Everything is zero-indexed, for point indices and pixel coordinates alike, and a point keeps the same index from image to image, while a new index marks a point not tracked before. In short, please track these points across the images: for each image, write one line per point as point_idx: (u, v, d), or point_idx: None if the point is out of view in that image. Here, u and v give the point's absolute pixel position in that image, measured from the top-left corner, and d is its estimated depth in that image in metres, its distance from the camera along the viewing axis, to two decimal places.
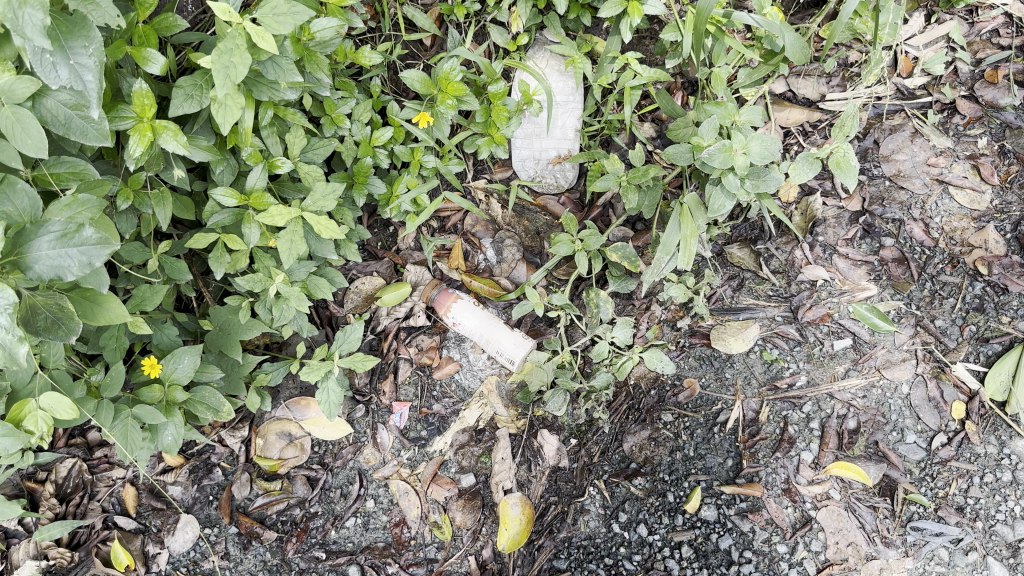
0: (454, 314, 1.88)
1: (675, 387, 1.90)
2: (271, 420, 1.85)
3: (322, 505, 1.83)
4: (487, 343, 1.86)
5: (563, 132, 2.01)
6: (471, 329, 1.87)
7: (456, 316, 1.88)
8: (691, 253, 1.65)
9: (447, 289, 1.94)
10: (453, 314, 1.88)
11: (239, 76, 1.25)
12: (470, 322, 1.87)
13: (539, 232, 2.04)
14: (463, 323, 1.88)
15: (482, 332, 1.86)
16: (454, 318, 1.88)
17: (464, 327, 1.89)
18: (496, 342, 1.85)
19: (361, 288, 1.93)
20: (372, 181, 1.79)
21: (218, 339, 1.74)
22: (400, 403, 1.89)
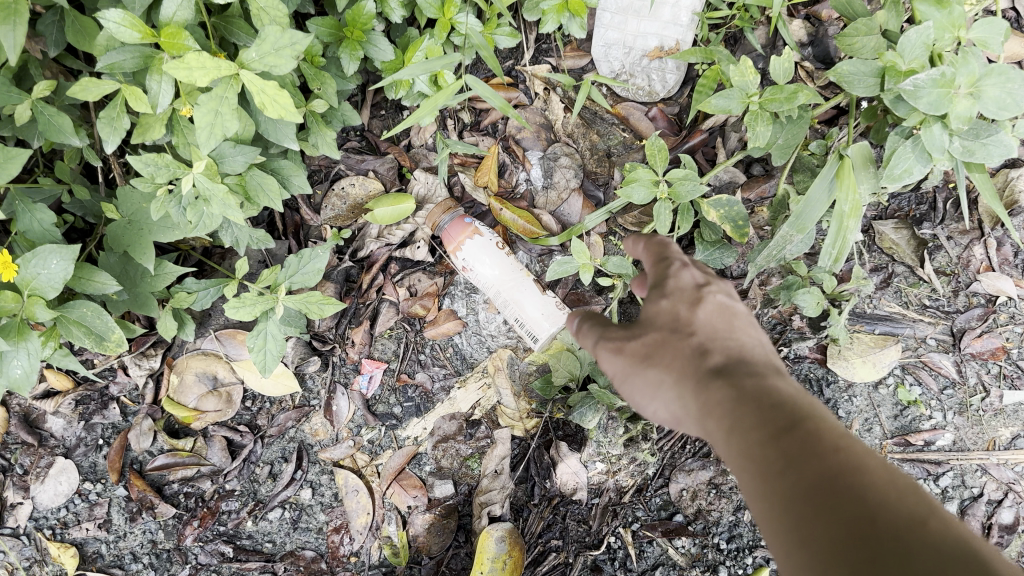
0: (466, 255, 1.31)
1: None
2: (194, 353, 1.34)
3: (242, 483, 1.34)
4: (504, 305, 1.30)
5: (673, 13, 1.36)
6: (486, 281, 1.30)
7: (469, 259, 1.31)
8: (845, 252, 1.04)
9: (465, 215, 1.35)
10: (464, 256, 1.31)
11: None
12: (485, 271, 1.30)
13: (610, 154, 1.43)
14: (476, 270, 1.31)
15: (499, 290, 1.29)
16: (466, 260, 1.31)
17: (478, 276, 1.32)
18: (516, 306, 1.29)
19: (348, 192, 1.40)
20: (372, 40, 1.18)
21: (125, 234, 1.22)
22: (372, 363, 1.36)
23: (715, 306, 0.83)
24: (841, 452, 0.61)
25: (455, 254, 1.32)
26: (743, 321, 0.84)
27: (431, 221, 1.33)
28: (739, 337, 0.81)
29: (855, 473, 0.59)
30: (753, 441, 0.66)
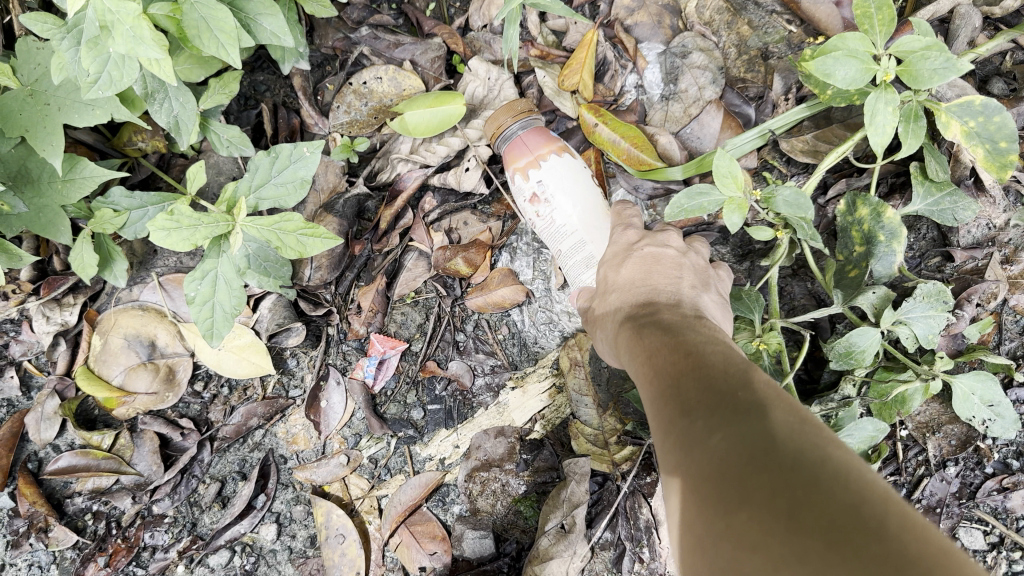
0: (544, 178, 0.82)
1: (998, 477, 0.81)
2: (126, 308, 0.90)
3: (177, 507, 0.90)
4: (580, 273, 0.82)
5: None
6: (569, 225, 0.81)
7: (547, 186, 0.82)
8: None
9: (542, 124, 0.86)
10: (541, 180, 0.82)
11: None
12: (567, 206, 0.82)
13: (769, 53, 0.92)
14: (555, 204, 0.82)
15: (586, 240, 0.81)
16: (542, 188, 0.82)
17: (552, 220, 0.82)
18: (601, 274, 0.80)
19: (371, 88, 0.94)
20: None
21: (18, 110, 0.79)
22: (388, 341, 0.90)
23: (642, 258, 0.67)
24: (695, 356, 0.49)
25: (524, 177, 0.83)
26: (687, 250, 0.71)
27: (494, 124, 0.83)
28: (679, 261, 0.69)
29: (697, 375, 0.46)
30: (632, 357, 0.56)
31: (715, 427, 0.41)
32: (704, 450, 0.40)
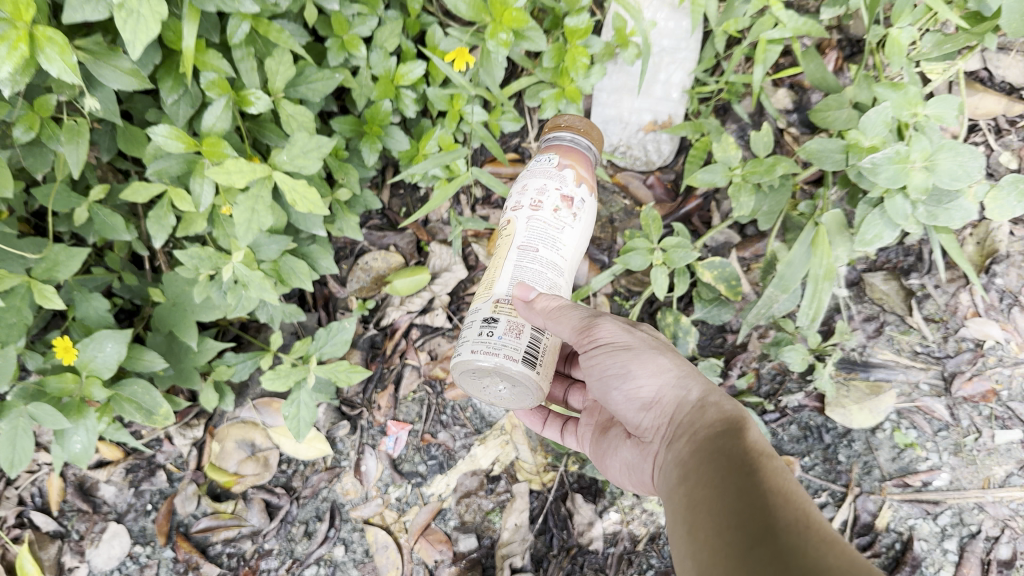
0: (576, 190, 1.00)
1: None
2: (233, 422, 1.47)
3: (280, 542, 1.43)
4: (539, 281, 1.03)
5: (665, 90, 1.48)
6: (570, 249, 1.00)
7: (573, 198, 1.00)
8: (821, 310, 1.14)
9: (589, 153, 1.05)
10: (575, 191, 1.00)
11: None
12: (565, 218, 0.99)
13: (613, 220, 1.55)
14: (563, 210, 0.99)
15: (547, 253, 0.98)
16: (566, 196, 0.99)
17: (563, 236, 1.00)
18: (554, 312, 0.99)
19: (371, 266, 1.52)
20: (389, 133, 1.34)
21: (169, 317, 1.34)
22: (397, 425, 1.48)
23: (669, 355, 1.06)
24: (770, 480, 0.76)
25: (565, 177, 1.00)
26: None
27: (572, 128, 1.04)
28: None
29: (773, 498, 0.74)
30: (720, 460, 0.83)
31: (791, 492, 0.74)
32: (787, 514, 0.72)
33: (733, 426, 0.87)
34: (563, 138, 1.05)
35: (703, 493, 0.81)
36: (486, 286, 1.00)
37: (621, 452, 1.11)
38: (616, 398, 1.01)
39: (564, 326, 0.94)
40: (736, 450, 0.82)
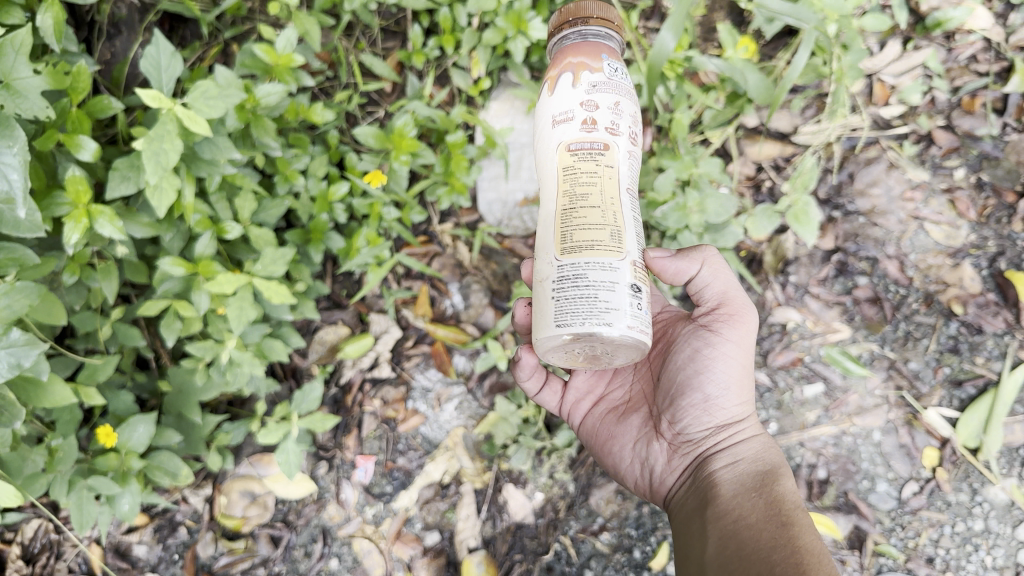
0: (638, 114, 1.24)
1: None
2: (234, 477, 1.85)
3: (286, 564, 1.83)
4: (730, 283, 1.42)
5: (530, 174, 1.98)
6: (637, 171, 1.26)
7: (639, 123, 1.24)
8: None
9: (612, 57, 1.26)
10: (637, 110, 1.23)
11: (165, 94, 1.37)
12: (639, 146, 1.24)
13: (507, 275, 2.02)
14: (642, 137, 1.24)
15: (636, 187, 1.23)
16: (639, 123, 1.23)
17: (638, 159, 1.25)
18: (712, 275, 1.41)
19: (325, 339, 1.94)
20: (329, 237, 1.77)
21: (177, 401, 1.74)
22: (364, 458, 1.89)
23: None
24: (807, 529, 1.21)
25: (637, 104, 1.22)
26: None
27: (609, 23, 1.22)
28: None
29: (810, 541, 1.19)
30: (773, 496, 1.27)
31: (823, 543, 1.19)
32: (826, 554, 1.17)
33: (775, 465, 1.34)
34: (606, 41, 1.22)
35: (760, 500, 1.27)
36: (612, 220, 1.16)
37: (638, 442, 1.51)
38: (693, 399, 1.40)
39: (717, 283, 1.42)
40: (782, 483, 1.30)
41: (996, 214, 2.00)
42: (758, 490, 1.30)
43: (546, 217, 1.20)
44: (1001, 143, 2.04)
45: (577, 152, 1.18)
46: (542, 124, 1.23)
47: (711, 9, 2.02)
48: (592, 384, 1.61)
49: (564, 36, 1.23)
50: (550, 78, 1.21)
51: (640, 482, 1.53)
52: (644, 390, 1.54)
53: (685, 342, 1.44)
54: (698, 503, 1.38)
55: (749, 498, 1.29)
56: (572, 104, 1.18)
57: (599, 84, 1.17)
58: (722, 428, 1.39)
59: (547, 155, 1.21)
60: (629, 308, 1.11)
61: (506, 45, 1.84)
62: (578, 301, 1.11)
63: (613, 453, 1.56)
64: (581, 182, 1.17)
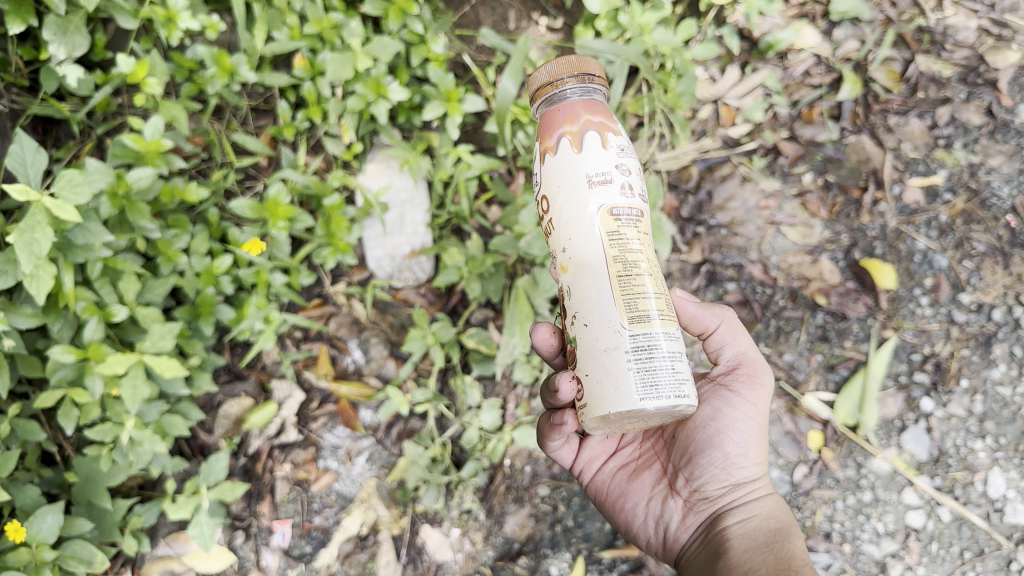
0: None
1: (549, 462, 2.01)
2: (152, 559, 1.90)
3: None
4: (746, 344, 1.53)
5: (413, 228, 2.11)
6: None
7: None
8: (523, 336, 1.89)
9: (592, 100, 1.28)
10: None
11: (34, 186, 1.44)
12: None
13: (404, 325, 2.11)
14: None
15: None
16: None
17: None
18: (731, 335, 1.53)
19: (229, 412, 2.00)
20: (218, 309, 1.88)
21: (85, 490, 1.77)
22: (281, 522, 1.95)
23: None
24: None
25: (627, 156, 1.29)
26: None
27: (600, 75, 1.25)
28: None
29: None
30: (785, 552, 1.35)
31: None
32: None
33: (786, 527, 1.42)
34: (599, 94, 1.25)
35: (769, 555, 1.35)
36: (657, 283, 1.23)
37: (652, 499, 1.58)
38: (713, 456, 1.47)
39: (738, 344, 1.53)
40: (792, 542, 1.39)
41: (844, 210, 2.18)
42: (767, 546, 1.37)
43: (597, 283, 1.20)
44: (840, 146, 2.23)
45: (619, 216, 1.21)
46: (565, 182, 1.21)
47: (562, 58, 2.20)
48: (606, 441, 1.67)
49: (563, 90, 1.23)
50: (570, 135, 1.21)
51: (651, 537, 1.59)
52: (659, 447, 1.61)
53: (706, 397, 1.52)
54: (709, 558, 1.45)
55: (760, 553, 1.37)
56: (608, 166, 1.20)
57: (624, 147, 1.23)
58: (737, 486, 1.47)
59: (584, 218, 1.20)
60: (675, 376, 1.17)
61: (369, 110, 1.96)
62: (652, 374, 1.16)
63: (627, 509, 1.62)
64: (630, 243, 1.21)
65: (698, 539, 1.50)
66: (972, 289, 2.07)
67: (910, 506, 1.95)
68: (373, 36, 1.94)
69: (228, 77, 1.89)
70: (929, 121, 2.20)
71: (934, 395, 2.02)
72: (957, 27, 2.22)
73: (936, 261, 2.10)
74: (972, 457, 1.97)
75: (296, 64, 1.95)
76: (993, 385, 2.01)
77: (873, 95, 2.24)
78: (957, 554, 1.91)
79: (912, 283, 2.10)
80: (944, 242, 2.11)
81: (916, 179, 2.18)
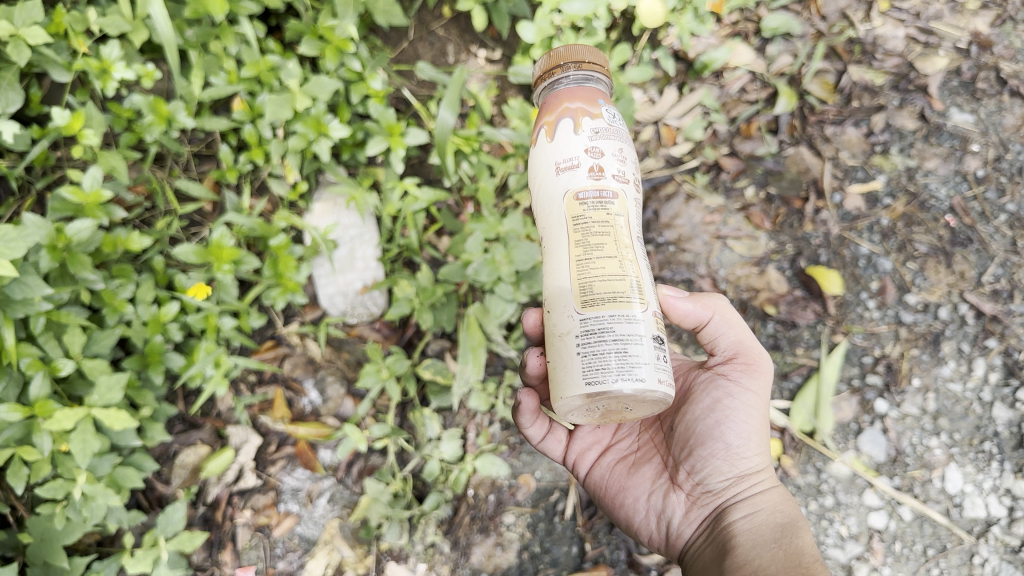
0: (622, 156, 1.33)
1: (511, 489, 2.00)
2: None
3: None
4: (743, 333, 1.54)
5: (364, 264, 2.09)
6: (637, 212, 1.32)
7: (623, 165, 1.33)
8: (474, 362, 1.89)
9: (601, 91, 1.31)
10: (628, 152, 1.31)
11: None
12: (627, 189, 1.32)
13: (360, 362, 2.11)
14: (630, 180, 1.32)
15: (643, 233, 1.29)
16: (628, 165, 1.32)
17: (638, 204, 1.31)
18: (725, 325, 1.54)
19: (186, 461, 1.99)
20: (167, 358, 1.86)
21: (41, 550, 1.73)
22: (244, 569, 1.95)
23: None
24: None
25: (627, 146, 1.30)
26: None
27: (603, 67, 1.30)
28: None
29: None
30: (794, 545, 1.38)
31: None
32: None
33: (791, 519, 1.44)
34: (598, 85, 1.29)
35: (778, 551, 1.37)
36: (621, 267, 1.22)
37: (653, 494, 1.58)
38: (715, 449, 1.46)
39: (731, 332, 1.53)
40: (798, 535, 1.41)
41: (787, 220, 2.22)
42: (775, 541, 1.39)
43: (558, 266, 1.25)
44: (780, 158, 2.27)
45: (584, 200, 1.23)
46: (542, 171, 1.28)
47: (502, 89, 2.23)
48: (599, 434, 1.67)
49: (561, 79, 1.29)
50: (547, 126, 1.28)
51: (653, 530, 1.60)
52: (658, 440, 1.61)
53: (703, 391, 1.51)
54: (715, 552, 1.46)
55: (768, 549, 1.38)
56: (577, 151, 1.24)
57: (599, 131, 1.25)
58: (741, 478, 1.47)
59: (554, 203, 1.26)
60: (654, 360, 1.17)
61: (311, 148, 1.95)
62: (596, 357, 1.17)
63: (626, 503, 1.62)
64: (598, 221, 1.23)
65: (703, 532, 1.51)
66: (917, 290, 2.11)
67: (871, 508, 1.97)
68: (310, 76, 1.95)
69: (165, 124, 1.89)
70: (865, 129, 2.26)
71: (887, 396, 2.05)
72: (886, 36, 2.29)
73: (880, 264, 2.14)
74: (929, 455, 2.00)
75: (235, 108, 1.95)
76: (944, 382, 2.04)
77: (809, 107, 2.29)
78: (920, 551, 1.93)
79: (859, 287, 2.14)
80: (887, 246, 2.16)
81: (856, 186, 2.22)
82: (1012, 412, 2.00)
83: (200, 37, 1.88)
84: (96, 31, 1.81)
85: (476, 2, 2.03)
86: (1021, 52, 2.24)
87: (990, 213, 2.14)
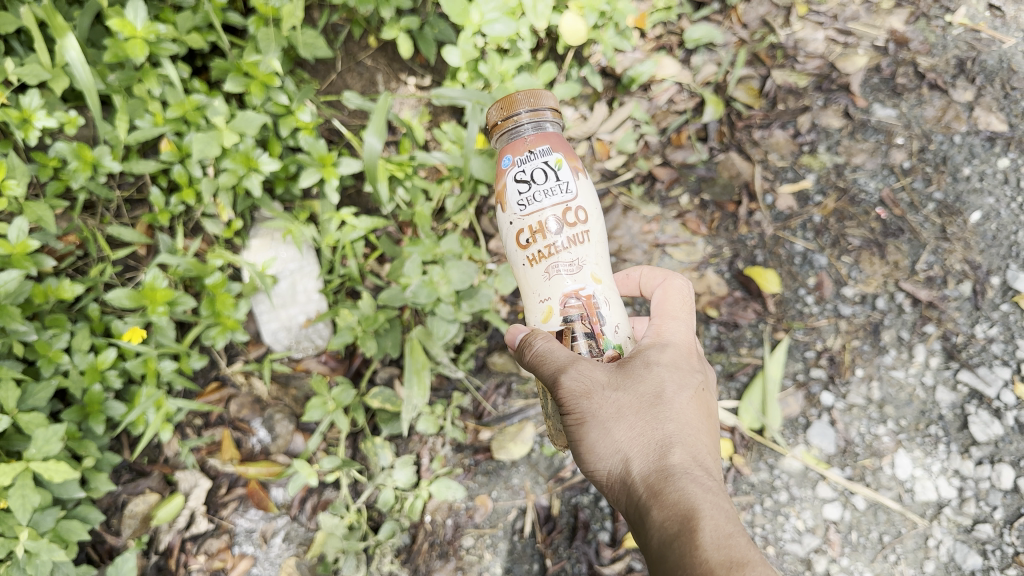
0: (518, 221, 1.30)
1: (469, 510, 1.99)
2: None
3: None
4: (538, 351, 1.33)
5: (306, 296, 2.07)
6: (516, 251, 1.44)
7: (519, 229, 1.31)
8: (418, 385, 1.90)
9: (507, 142, 1.32)
10: (508, 223, 1.33)
11: None
12: (520, 255, 1.33)
13: (308, 397, 2.09)
14: (516, 245, 1.32)
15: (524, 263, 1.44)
16: (516, 234, 1.32)
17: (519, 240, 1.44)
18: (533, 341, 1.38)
19: (136, 511, 1.94)
20: (108, 406, 1.83)
21: None
22: None
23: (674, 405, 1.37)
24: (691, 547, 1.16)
25: (506, 216, 1.33)
26: (707, 482, 1.25)
27: (500, 119, 1.32)
28: (695, 474, 1.26)
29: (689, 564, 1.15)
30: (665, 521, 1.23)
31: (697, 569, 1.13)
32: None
33: (681, 517, 1.20)
34: (514, 140, 1.31)
35: (660, 568, 1.19)
36: None
37: None
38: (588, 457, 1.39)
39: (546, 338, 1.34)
40: (680, 510, 1.20)
41: (723, 224, 2.27)
42: (658, 555, 1.21)
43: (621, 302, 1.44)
44: (712, 165, 2.32)
45: None
46: (580, 189, 1.31)
47: (435, 114, 2.25)
48: None
49: (519, 125, 1.31)
50: (557, 147, 1.29)
51: None
52: None
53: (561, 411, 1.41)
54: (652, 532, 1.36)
55: (656, 568, 1.22)
56: None
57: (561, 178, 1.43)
58: (618, 488, 1.32)
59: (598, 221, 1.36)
60: None
61: (242, 184, 1.94)
62: None
63: None
64: None
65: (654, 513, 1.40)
66: (853, 282, 2.15)
67: (825, 500, 2.00)
68: (237, 112, 1.94)
69: (91, 169, 1.88)
70: (793, 130, 2.30)
71: (832, 388, 2.09)
72: (806, 39, 2.34)
73: (816, 260, 2.18)
74: (878, 443, 2.02)
75: (164, 149, 1.93)
76: (887, 370, 2.07)
77: (736, 113, 2.33)
78: (876, 539, 1.95)
79: (797, 284, 2.18)
80: (821, 242, 2.20)
81: (787, 186, 2.26)
82: (955, 394, 2.02)
83: (123, 81, 1.87)
84: (15, 81, 1.79)
85: (400, 30, 2.04)
86: (936, 47, 2.28)
87: (919, 203, 2.17)
